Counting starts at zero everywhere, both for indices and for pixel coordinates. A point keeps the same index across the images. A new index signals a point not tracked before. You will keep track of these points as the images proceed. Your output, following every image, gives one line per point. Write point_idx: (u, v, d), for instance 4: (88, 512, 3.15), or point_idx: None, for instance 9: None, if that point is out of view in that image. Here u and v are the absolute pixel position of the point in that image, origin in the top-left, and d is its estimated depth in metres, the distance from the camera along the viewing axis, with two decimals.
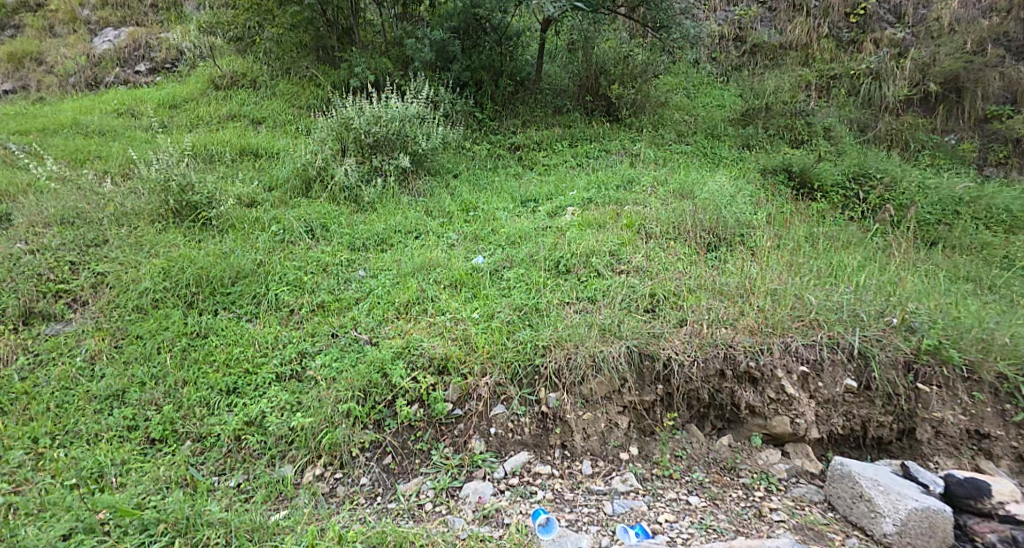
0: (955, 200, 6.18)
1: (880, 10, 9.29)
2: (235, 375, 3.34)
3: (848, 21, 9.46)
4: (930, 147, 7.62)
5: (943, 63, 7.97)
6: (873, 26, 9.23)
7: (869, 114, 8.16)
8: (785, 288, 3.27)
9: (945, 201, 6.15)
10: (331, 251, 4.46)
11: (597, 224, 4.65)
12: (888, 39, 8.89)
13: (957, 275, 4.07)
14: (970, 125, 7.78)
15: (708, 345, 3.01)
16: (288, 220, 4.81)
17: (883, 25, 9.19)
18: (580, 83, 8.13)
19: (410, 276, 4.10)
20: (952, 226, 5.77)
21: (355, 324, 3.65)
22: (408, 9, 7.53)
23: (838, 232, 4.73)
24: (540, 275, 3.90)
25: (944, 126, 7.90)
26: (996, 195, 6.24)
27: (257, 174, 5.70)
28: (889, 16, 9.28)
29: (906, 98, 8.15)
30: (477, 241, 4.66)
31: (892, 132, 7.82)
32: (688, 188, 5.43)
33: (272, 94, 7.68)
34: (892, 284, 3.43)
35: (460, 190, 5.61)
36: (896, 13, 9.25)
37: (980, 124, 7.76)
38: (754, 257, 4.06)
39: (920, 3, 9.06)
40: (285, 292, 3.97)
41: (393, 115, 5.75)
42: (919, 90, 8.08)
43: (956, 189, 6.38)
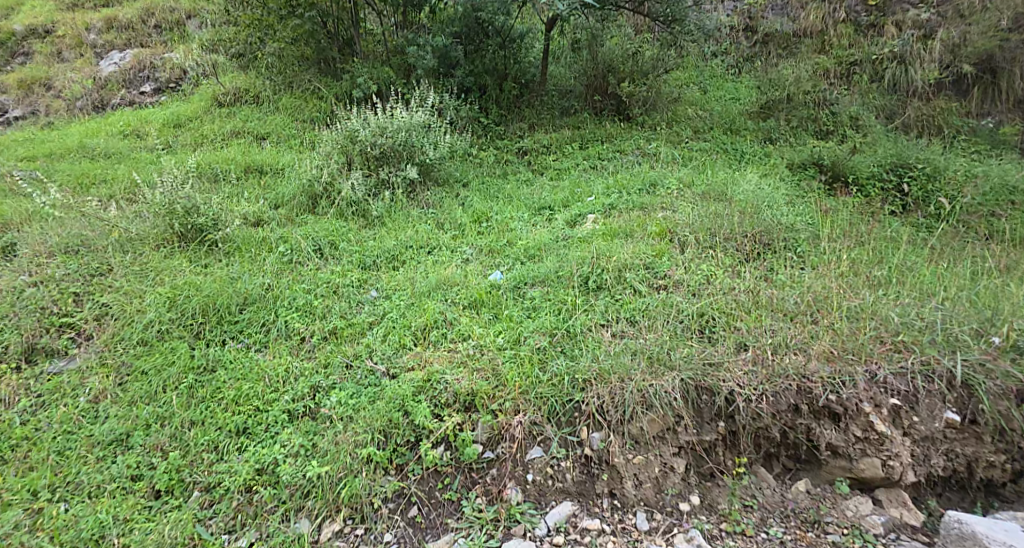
0: (1007, 188, 5.74)
1: None
2: (244, 414, 2.92)
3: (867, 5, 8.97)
4: (966, 131, 7.16)
5: (976, 43, 7.45)
6: (894, 8, 8.72)
7: (895, 100, 7.71)
8: (862, 305, 3.11)
9: (996, 189, 5.71)
10: (339, 272, 4.11)
11: (624, 233, 4.26)
12: (912, 20, 8.35)
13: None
14: (1008, 108, 7.40)
15: (778, 378, 2.73)
16: (295, 240, 4.48)
17: (906, 6, 8.66)
18: (587, 82, 7.71)
19: (426, 298, 3.73)
20: (1003, 217, 5.36)
21: (371, 351, 3.28)
22: (409, 16, 7.13)
23: (882, 233, 4.37)
24: (568, 293, 3.51)
25: (979, 110, 7.49)
26: None
27: (263, 193, 5.38)
28: None
29: (937, 83, 7.70)
30: (492, 255, 4.31)
31: (923, 117, 7.38)
32: (719, 187, 5.02)
33: (274, 109, 7.33)
34: (988, 298, 3.23)
35: (471, 200, 5.25)
36: None
37: (1019, 105, 7.40)
38: (800, 269, 3.70)
39: None
40: (294, 319, 3.58)
41: (399, 126, 5.43)
42: (950, 73, 7.65)
43: (1011, 177, 5.90)
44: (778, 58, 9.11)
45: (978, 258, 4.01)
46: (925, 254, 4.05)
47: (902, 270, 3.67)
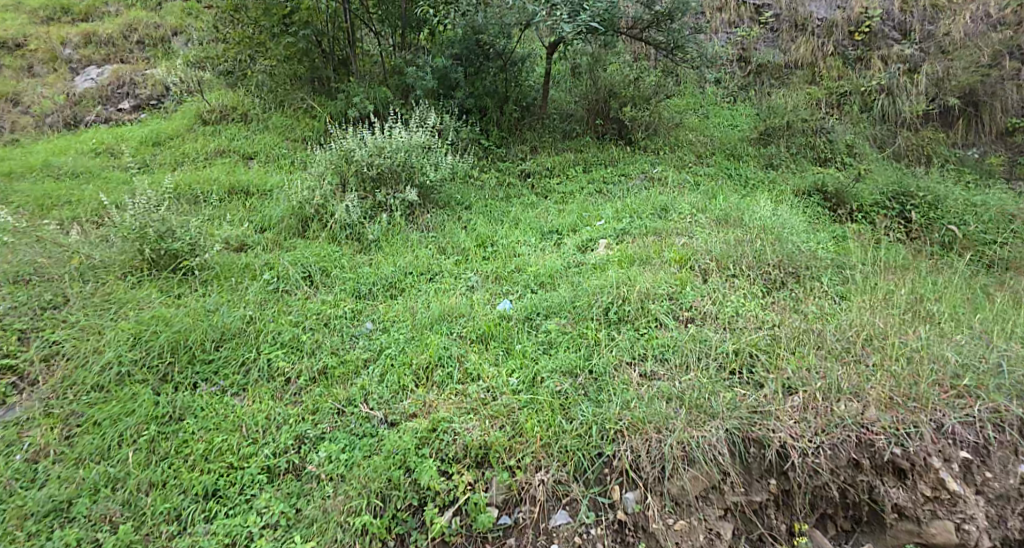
0: (1007, 217, 5.64)
1: (884, 28, 8.71)
2: (215, 473, 2.55)
3: (853, 39, 8.86)
4: (954, 161, 7.19)
5: (959, 78, 7.54)
6: (879, 44, 8.65)
7: (885, 130, 7.64)
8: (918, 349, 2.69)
9: (996, 218, 5.61)
10: (331, 302, 3.77)
11: (641, 259, 3.96)
12: (896, 55, 8.31)
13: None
14: (994, 139, 7.49)
15: (834, 430, 2.39)
16: (283, 266, 4.12)
17: (890, 41, 8.62)
18: (589, 105, 7.49)
19: (429, 329, 3.42)
20: (1005, 247, 5.22)
21: (367, 395, 2.93)
22: (407, 38, 6.99)
23: (905, 260, 4.16)
24: (587, 326, 3.19)
25: (965, 141, 7.55)
26: None
27: (247, 215, 5.03)
28: (895, 33, 8.71)
29: (923, 114, 7.68)
30: (498, 282, 4.02)
31: (912, 148, 7.33)
32: (735, 212, 4.74)
33: (263, 127, 6.96)
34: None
35: (474, 224, 4.95)
36: (902, 31, 8.72)
37: (1003, 137, 7.49)
38: (833, 303, 3.37)
39: (926, 20, 8.62)
40: (278, 356, 3.23)
41: (397, 145, 5.14)
42: (936, 106, 7.67)
43: (1006, 206, 5.81)
44: (771, 88, 8.84)
45: (996, 289, 3.80)
46: (953, 283, 3.75)
47: (928, 297, 3.40)
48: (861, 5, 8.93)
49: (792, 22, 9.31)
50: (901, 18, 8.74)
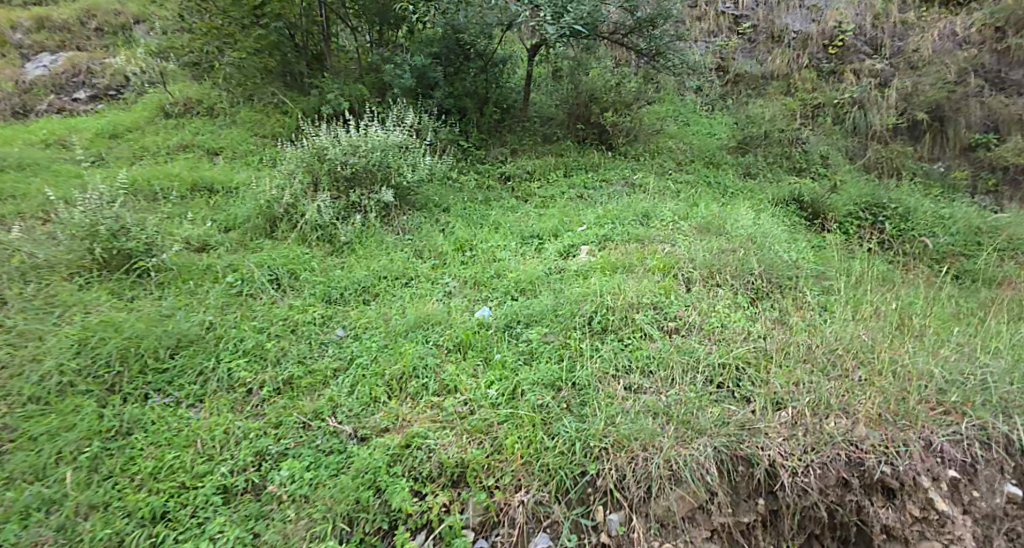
0: (973, 230, 5.77)
1: (856, 42, 8.79)
2: (164, 494, 2.51)
3: (827, 52, 8.95)
4: (921, 174, 7.29)
5: (927, 94, 7.68)
6: (851, 58, 8.74)
7: (856, 142, 7.74)
8: (909, 363, 2.60)
9: (963, 231, 5.72)
10: (299, 307, 3.76)
11: (624, 267, 3.88)
12: (868, 69, 8.39)
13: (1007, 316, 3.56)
14: (956, 153, 7.48)
15: (825, 449, 2.31)
16: (247, 268, 4.08)
17: (861, 55, 8.67)
18: (570, 110, 7.41)
19: (404, 338, 3.40)
20: (970, 260, 5.32)
21: (335, 406, 2.93)
22: (385, 35, 6.85)
23: (882, 270, 4.16)
24: (570, 336, 3.09)
25: (931, 155, 7.60)
26: (1015, 225, 5.86)
27: (211, 213, 4.82)
28: (866, 48, 8.76)
29: (893, 127, 7.78)
30: (477, 288, 3.93)
31: (881, 160, 7.41)
32: (718, 220, 4.68)
33: (232, 122, 6.76)
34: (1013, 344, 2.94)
35: (453, 227, 4.82)
36: (872, 45, 8.78)
37: (965, 152, 7.46)
38: (822, 313, 3.26)
39: (895, 36, 8.74)
40: (239, 365, 3.22)
41: (373, 144, 4.98)
42: (906, 119, 7.75)
43: (973, 219, 5.95)
44: (747, 98, 8.89)
45: (971, 302, 3.75)
46: (934, 299, 3.66)
47: (908, 310, 3.29)
48: (835, 19, 9.03)
49: (769, 34, 9.41)
50: (872, 33, 8.85)
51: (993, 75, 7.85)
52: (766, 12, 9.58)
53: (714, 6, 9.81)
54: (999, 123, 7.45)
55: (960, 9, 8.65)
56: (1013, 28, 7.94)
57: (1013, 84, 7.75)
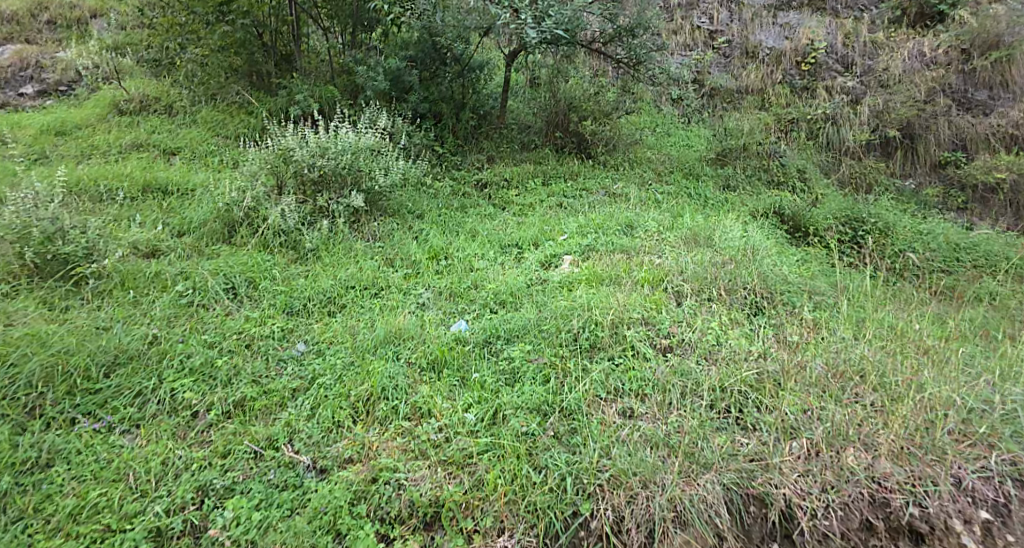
0: (953, 245, 5.65)
1: (828, 60, 8.67)
2: (83, 538, 2.16)
3: (800, 69, 8.82)
4: (894, 190, 7.24)
5: (900, 111, 7.67)
6: (824, 74, 8.61)
7: (829, 158, 7.67)
8: (934, 389, 2.37)
9: (943, 246, 5.58)
10: (256, 319, 3.45)
11: (610, 279, 3.64)
12: (840, 86, 8.33)
13: (999, 333, 3.42)
14: (926, 170, 7.55)
15: (844, 485, 2.09)
16: (200, 276, 3.74)
17: (833, 73, 8.58)
18: (547, 117, 7.21)
19: (372, 356, 3.12)
20: (952, 276, 5.21)
21: (292, 433, 2.61)
22: (358, 37, 6.55)
23: (872, 286, 4.00)
24: (556, 354, 2.86)
25: (904, 171, 7.61)
26: (992, 242, 5.77)
27: (162, 216, 4.45)
28: (838, 65, 8.65)
29: (866, 144, 7.72)
30: (453, 300, 3.69)
31: (856, 175, 7.41)
32: (706, 230, 4.45)
33: (191, 120, 6.29)
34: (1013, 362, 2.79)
35: (427, 234, 4.55)
36: (845, 64, 8.64)
37: (936, 169, 7.54)
38: (826, 331, 3.01)
39: (865, 54, 8.60)
40: (185, 386, 2.86)
41: (344, 146, 4.66)
42: (878, 136, 7.72)
43: (951, 235, 5.87)
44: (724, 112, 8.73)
45: (962, 317, 3.58)
46: (932, 317, 3.46)
47: (905, 327, 3.07)
48: (808, 37, 8.93)
49: (744, 50, 9.26)
50: (844, 52, 8.70)
51: (960, 95, 7.94)
52: (741, 28, 9.45)
53: (690, 20, 9.68)
54: (967, 143, 7.55)
55: (926, 31, 8.61)
56: (978, 51, 8.01)
57: (979, 104, 7.85)
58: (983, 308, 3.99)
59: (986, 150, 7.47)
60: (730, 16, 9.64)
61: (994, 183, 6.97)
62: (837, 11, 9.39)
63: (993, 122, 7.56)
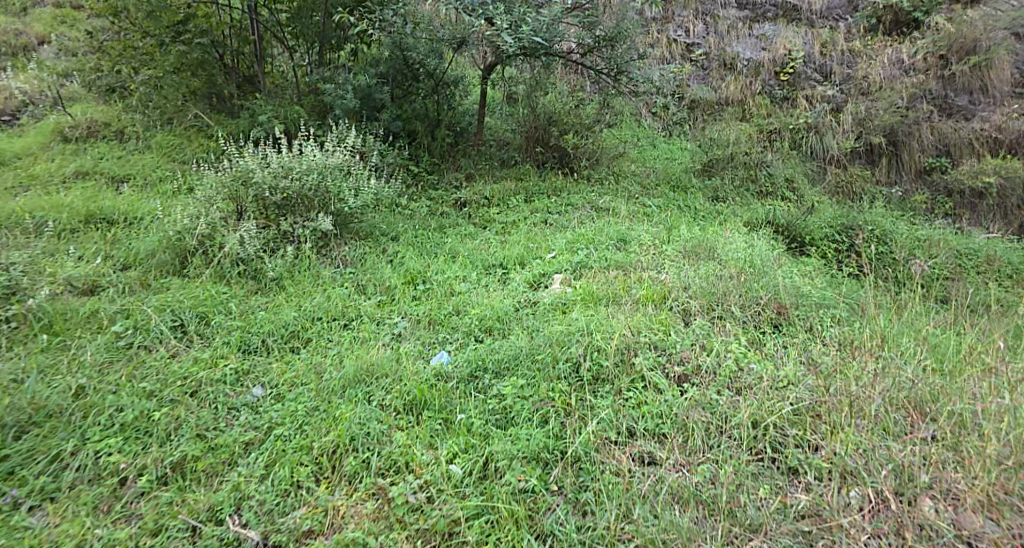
0: (956, 251, 5.37)
1: (806, 70, 8.38)
2: None
3: (779, 79, 8.49)
4: (881, 198, 6.95)
5: (882, 118, 7.38)
6: (804, 84, 8.31)
7: (812, 168, 7.33)
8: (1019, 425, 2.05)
9: (946, 252, 5.30)
10: (206, 361, 3.01)
11: (607, 299, 3.26)
12: (819, 95, 8.01)
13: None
14: (912, 178, 7.26)
15: (921, 546, 1.74)
16: (142, 314, 3.28)
17: (812, 83, 8.28)
18: (527, 132, 6.87)
19: (340, 401, 2.69)
20: (956, 282, 4.92)
21: (240, 501, 2.17)
22: (328, 57, 6.18)
23: (886, 298, 3.69)
24: (553, 387, 2.49)
25: (887, 179, 7.30)
26: (994, 247, 5.52)
27: (106, 248, 3.97)
28: (816, 75, 8.37)
29: (851, 151, 7.44)
30: (433, 329, 3.27)
31: (841, 184, 7.13)
32: (706, 242, 4.09)
33: (145, 146, 5.82)
34: None
35: (403, 258, 4.14)
36: (823, 73, 8.37)
37: (921, 176, 7.26)
38: (854, 347, 2.70)
39: (844, 63, 8.34)
40: (112, 446, 2.39)
41: (308, 166, 4.20)
42: (862, 144, 7.41)
43: (953, 241, 5.56)
44: (705, 124, 8.30)
45: (988, 333, 3.25)
46: (959, 334, 3.13)
47: (936, 346, 2.77)
48: (785, 47, 8.61)
49: (721, 62, 8.87)
50: (821, 61, 8.43)
51: (939, 101, 7.64)
52: (717, 40, 9.05)
53: (666, 33, 9.26)
54: (950, 149, 7.26)
55: (903, 38, 8.34)
56: (956, 56, 7.77)
57: (959, 110, 7.57)
58: (1003, 318, 3.66)
59: (971, 155, 7.20)
60: (705, 29, 9.24)
61: (982, 188, 6.73)
62: (812, 22, 9.01)
63: (975, 127, 7.28)
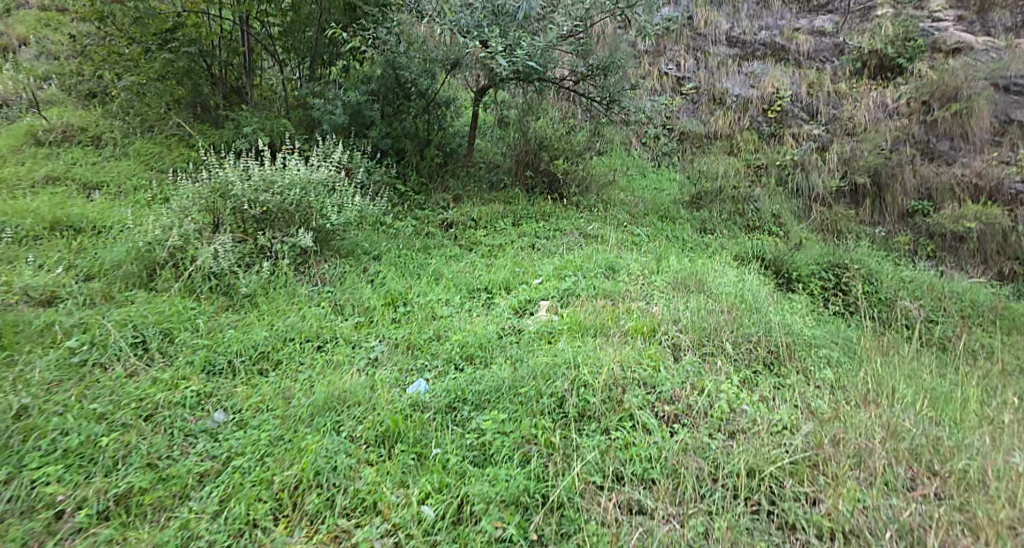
0: (943, 292, 5.32)
1: (794, 108, 8.43)
2: None
3: (767, 116, 8.53)
4: (865, 237, 6.93)
5: (867, 159, 7.39)
6: (791, 121, 8.35)
7: (798, 204, 7.31)
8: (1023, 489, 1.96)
9: (933, 294, 5.25)
10: (166, 382, 2.81)
11: (594, 329, 3.13)
12: (806, 134, 8.07)
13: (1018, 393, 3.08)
14: (895, 220, 7.22)
15: None
16: (102, 329, 3.08)
17: (799, 121, 8.32)
18: (517, 156, 6.80)
19: (308, 430, 2.51)
20: (941, 324, 4.83)
21: (186, 542, 2.00)
22: (319, 72, 6.08)
23: (876, 341, 3.62)
24: (537, 424, 2.34)
25: (871, 219, 7.25)
26: (980, 291, 5.49)
27: (69, 256, 3.76)
28: (803, 114, 8.40)
29: (836, 191, 7.43)
30: (412, 354, 3.11)
31: (826, 222, 7.12)
32: (695, 274, 4.00)
33: (122, 153, 5.64)
34: None
35: (384, 278, 3.98)
36: (809, 112, 8.41)
37: (904, 219, 7.20)
38: (851, 390, 2.59)
39: (830, 103, 8.36)
40: (51, 474, 2.20)
41: (291, 180, 4.06)
42: (847, 183, 7.40)
43: (938, 283, 5.53)
44: (693, 156, 8.29)
45: (981, 379, 3.17)
46: (955, 382, 3.02)
47: (932, 392, 2.68)
48: (773, 85, 8.68)
49: (711, 96, 8.93)
50: (808, 100, 8.48)
51: (922, 146, 7.61)
52: (707, 75, 9.14)
53: (657, 67, 9.34)
54: (932, 193, 7.20)
55: (887, 82, 8.37)
56: (938, 103, 7.74)
57: (940, 155, 7.51)
58: (991, 367, 3.59)
59: (953, 200, 7.11)
60: (696, 64, 9.33)
61: (962, 232, 6.68)
62: (798, 63, 9.09)
63: (956, 172, 7.23)
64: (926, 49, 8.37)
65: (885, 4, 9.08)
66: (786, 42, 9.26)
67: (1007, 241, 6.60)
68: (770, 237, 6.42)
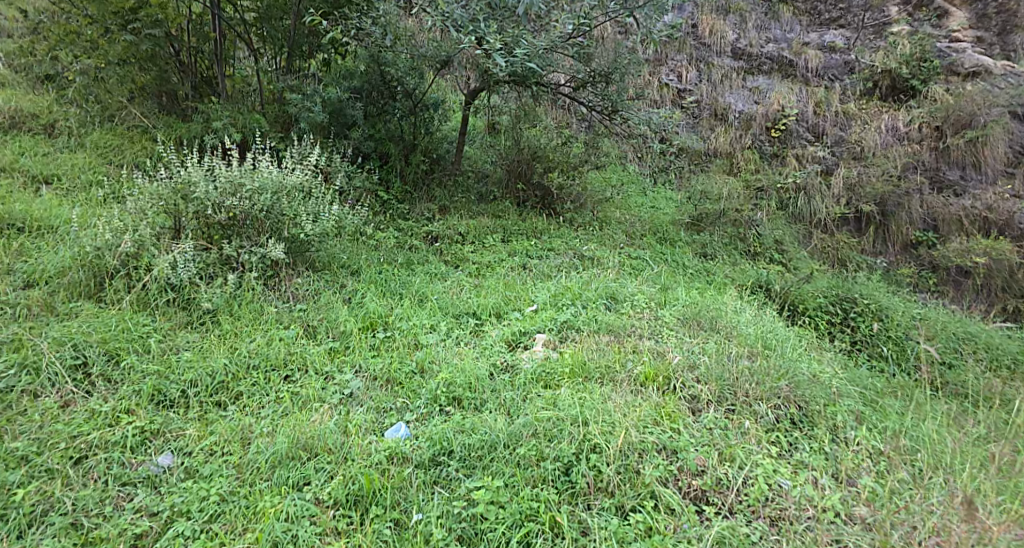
0: (954, 334, 5.05)
1: (799, 128, 8.17)
2: None
3: (769, 135, 8.25)
4: (867, 268, 6.66)
5: (874, 186, 7.10)
6: (793, 142, 8.11)
7: (800, 229, 7.02)
8: None
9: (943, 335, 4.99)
10: (102, 415, 2.41)
11: (599, 376, 2.77)
12: (810, 156, 7.77)
13: None
14: (899, 250, 6.98)
15: None
16: (31, 348, 2.67)
17: (802, 142, 8.09)
18: (508, 166, 6.43)
19: (267, 488, 2.14)
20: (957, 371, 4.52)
21: None
22: (294, 64, 5.69)
23: (899, 393, 3.32)
24: (539, 497, 2.03)
25: (872, 249, 7.02)
26: (990, 333, 5.24)
27: (7, 259, 3.34)
28: (808, 134, 8.16)
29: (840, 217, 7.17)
30: (390, 390, 2.74)
31: (827, 249, 6.88)
32: (706, 310, 3.66)
33: (78, 144, 5.20)
34: None
35: (365, 297, 3.60)
36: (815, 133, 8.18)
37: (909, 249, 6.98)
38: (896, 461, 2.29)
39: (839, 124, 8.14)
40: None
41: (263, 184, 3.61)
42: (851, 210, 7.13)
43: (948, 322, 5.26)
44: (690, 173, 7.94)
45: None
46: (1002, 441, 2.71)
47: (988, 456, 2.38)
48: (778, 103, 8.36)
49: (712, 111, 8.61)
50: (813, 121, 8.22)
51: (932, 173, 7.44)
52: (709, 88, 8.80)
53: (658, 76, 8.93)
54: (939, 223, 6.98)
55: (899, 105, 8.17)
56: (952, 129, 7.53)
57: (950, 185, 7.32)
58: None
59: (959, 233, 6.89)
60: (699, 76, 8.96)
61: (969, 267, 6.47)
62: (806, 79, 8.77)
63: (965, 204, 7.01)
64: (942, 71, 8.17)
65: (901, 21, 8.80)
66: (794, 57, 8.94)
67: (1014, 278, 6.42)
68: (773, 265, 6.07)
